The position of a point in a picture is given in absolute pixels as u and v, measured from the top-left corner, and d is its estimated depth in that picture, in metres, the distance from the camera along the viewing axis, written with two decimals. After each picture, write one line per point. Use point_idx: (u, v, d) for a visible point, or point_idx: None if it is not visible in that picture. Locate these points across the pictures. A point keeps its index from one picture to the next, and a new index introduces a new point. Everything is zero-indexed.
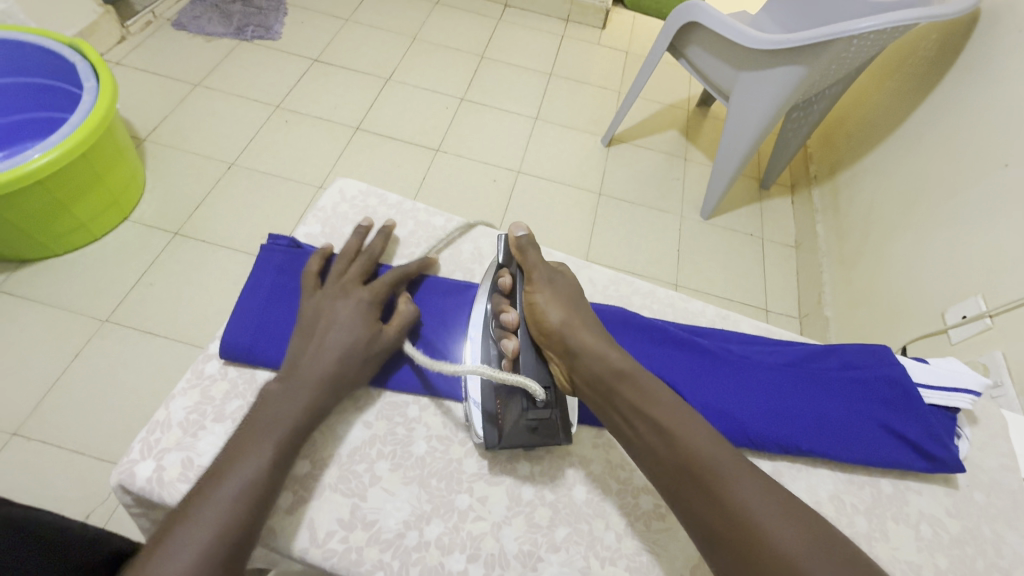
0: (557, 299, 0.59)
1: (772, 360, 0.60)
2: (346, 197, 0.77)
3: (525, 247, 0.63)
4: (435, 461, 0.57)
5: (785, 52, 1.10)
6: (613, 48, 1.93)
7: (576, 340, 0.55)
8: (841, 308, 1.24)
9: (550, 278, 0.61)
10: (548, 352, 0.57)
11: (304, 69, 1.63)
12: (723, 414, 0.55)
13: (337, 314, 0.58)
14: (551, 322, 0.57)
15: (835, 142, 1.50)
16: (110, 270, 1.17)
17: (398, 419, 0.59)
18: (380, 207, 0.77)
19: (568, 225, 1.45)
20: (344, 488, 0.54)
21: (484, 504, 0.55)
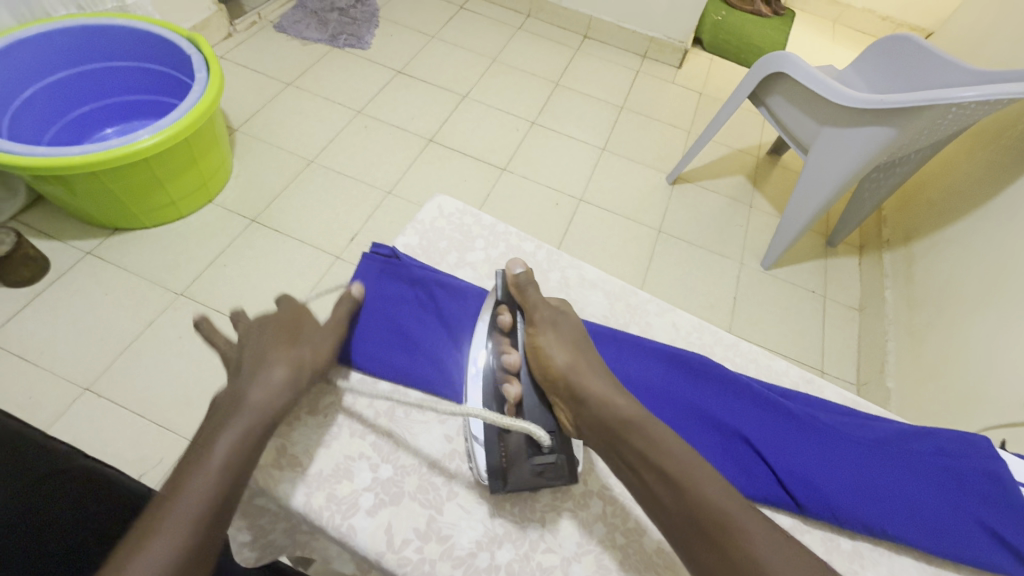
0: (565, 341, 0.54)
1: (862, 435, 0.56)
2: (445, 214, 0.73)
3: (524, 286, 0.58)
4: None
5: (877, 112, 1.07)
6: (687, 88, 1.93)
7: (579, 384, 0.50)
8: (905, 381, 1.18)
9: (552, 319, 0.56)
10: (553, 398, 0.52)
11: (387, 80, 1.71)
12: (806, 482, 0.52)
13: (279, 322, 0.52)
14: (556, 366, 0.52)
15: (912, 209, 1.45)
16: (190, 247, 1.24)
17: None
18: (475, 227, 0.73)
19: (624, 258, 1.44)
20: (422, 498, 0.52)
21: (556, 536, 0.52)
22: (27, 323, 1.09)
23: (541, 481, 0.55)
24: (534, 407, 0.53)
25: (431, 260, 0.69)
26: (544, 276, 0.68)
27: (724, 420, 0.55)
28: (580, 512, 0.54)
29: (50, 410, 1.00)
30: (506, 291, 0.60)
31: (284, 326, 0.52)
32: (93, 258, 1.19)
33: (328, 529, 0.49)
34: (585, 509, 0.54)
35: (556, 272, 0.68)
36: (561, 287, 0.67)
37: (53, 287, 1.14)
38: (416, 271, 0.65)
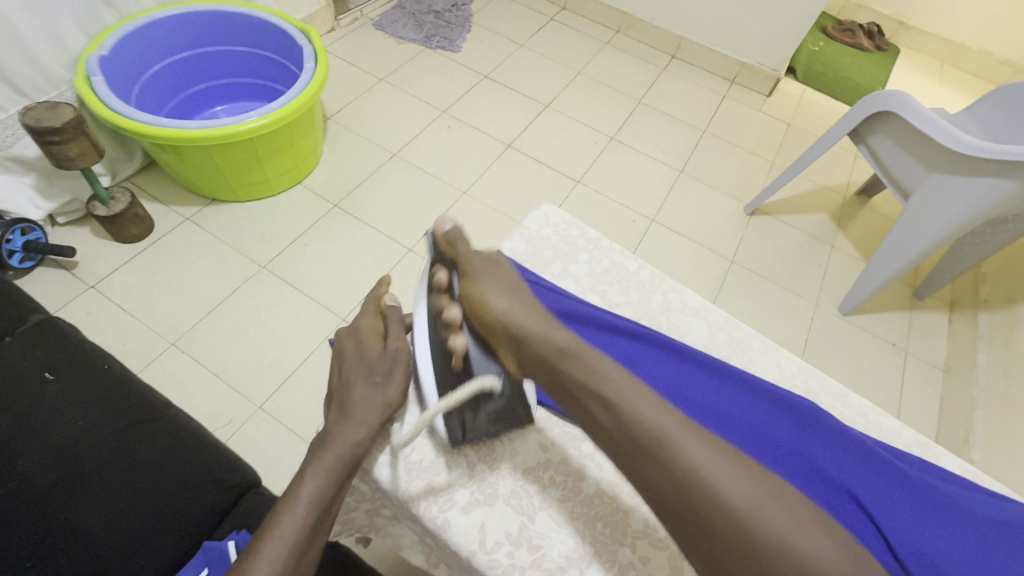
0: (497, 285, 0.53)
1: (984, 513, 0.46)
2: (550, 222, 0.68)
3: (455, 240, 0.55)
4: (601, 505, 0.51)
5: (999, 163, 1.00)
6: (775, 118, 1.87)
7: (517, 323, 0.49)
8: (993, 455, 1.09)
9: (483, 269, 0.54)
10: (494, 343, 0.52)
11: (474, 83, 1.75)
12: (921, 559, 0.42)
13: (344, 353, 0.53)
14: (495, 311, 0.50)
15: (1020, 269, 1.34)
16: (276, 224, 1.32)
17: (572, 452, 0.55)
18: (581, 241, 0.67)
19: (691, 284, 1.41)
20: (515, 503, 0.51)
21: (645, 567, 0.48)
22: (128, 276, 1.18)
23: (633, 505, 0.52)
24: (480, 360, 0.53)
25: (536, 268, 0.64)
26: (645, 296, 0.64)
27: (832, 474, 0.48)
28: (671, 545, 0.50)
29: (139, 359, 1.08)
30: (438, 247, 0.57)
31: (351, 358, 0.53)
32: (191, 224, 1.28)
33: (424, 519, 0.48)
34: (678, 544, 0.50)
35: (659, 295, 0.64)
36: (662, 311, 0.63)
37: (154, 246, 1.23)
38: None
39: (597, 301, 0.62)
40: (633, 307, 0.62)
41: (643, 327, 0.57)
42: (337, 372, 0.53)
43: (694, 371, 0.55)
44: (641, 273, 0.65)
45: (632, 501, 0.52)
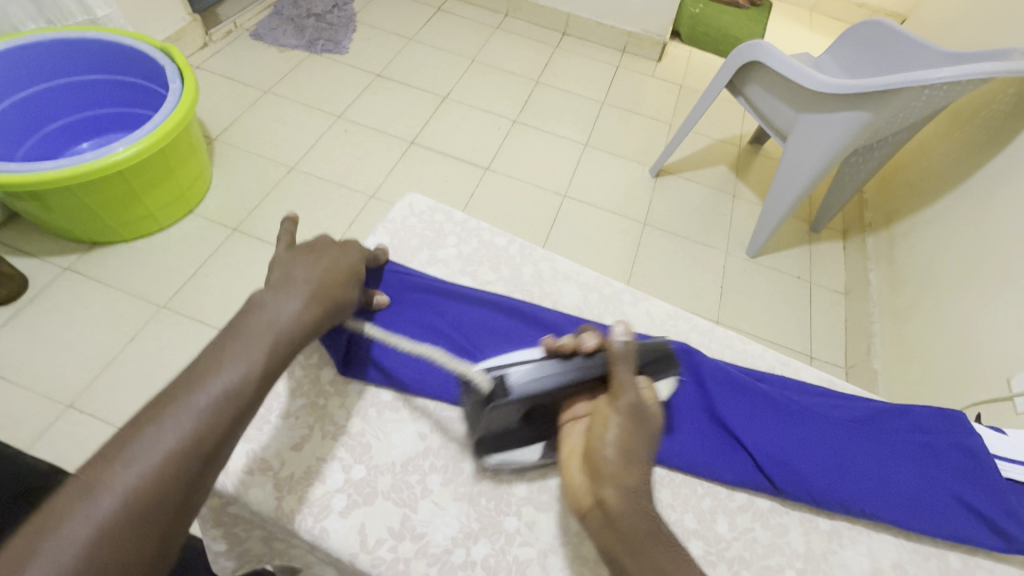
0: (631, 432, 0.43)
1: (837, 415, 0.51)
2: (415, 212, 0.66)
3: (622, 356, 0.45)
4: (484, 479, 0.50)
5: (851, 96, 1.08)
6: (667, 81, 1.94)
7: (609, 481, 0.40)
8: (891, 363, 1.20)
9: (631, 410, 0.43)
10: (583, 470, 0.43)
11: (367, 84, 1.70)
12: (784, 464, 0.48)
13: (330, 255, 0.51)
14: (607, 461, 0.41)
15: (892, 191, 1.47)
16: (170, 259, 1.23)
17: (451, 435, 0.52)
18: (447, 225, 0.66)
19: (609, 251, 1.45)
20: (395, 497, 0.48)
21: (531, 531, 0.48)
22: (5, 343, 1.07)
23: (516, 474, 0.50)
24: (530, 379, 0.44)
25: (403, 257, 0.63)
26: (516, 269, 0.64)
27: (700, 404, 0.51)
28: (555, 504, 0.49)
29: (33, 429, 0.99)
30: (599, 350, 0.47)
31: (320, 253, 0.50)
32: (73, 273, 1.18)
33: (301, 532, 0.45)
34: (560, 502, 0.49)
35: (530, 266, 0.64)
36: (534, 281, 0.63)
37: (31, 305, 1.12)
38: (394, 277, 0.58)
39: (468, 281, 0.61)
40: (505, 282, 0.62)
41: (521, 303, 0.58)
42: (298, 257, 0.49)
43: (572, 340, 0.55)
44: (511, 247, 0.65)
45: (515, 469, 0.50)
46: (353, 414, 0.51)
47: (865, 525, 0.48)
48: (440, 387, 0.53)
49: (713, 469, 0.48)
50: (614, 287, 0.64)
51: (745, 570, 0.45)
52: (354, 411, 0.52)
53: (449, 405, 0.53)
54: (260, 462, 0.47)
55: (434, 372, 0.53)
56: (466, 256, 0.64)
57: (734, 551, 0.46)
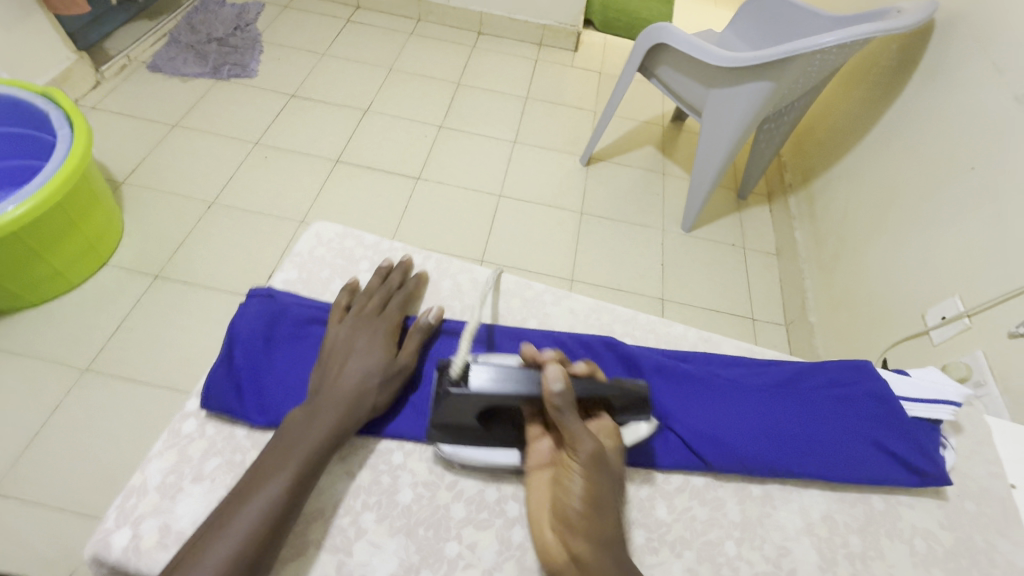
0: (596, 481, 0.43)
1: (758, 382, 0.54)
2: (322, 240, 0.64)
3: (563, 407, 0.42)
4: (421, 508, 0.47)
5: (753, 68, 1.13)
6: (586, 69, 1.97)
7: (583, 535, 0.41)
8: (824, 313, 1.27)
9: (592, 461, 0.42)
10: (557, 525, 0.43)
11: (282, 105, 1.64)
12: (715, 440, 0.49)
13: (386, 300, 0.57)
14: (576, 517, 0.42)
15: (805, 151, 1.55)
16: (87, 318, 1.15)
17: (380, 467, 0.49)
18: (358, 249, 0.64)
19: (550, 244, 1.46)
20: (328, 544, 0.45)
21: (474, 553, 0.46)
22: None
23: (454, 495, 0.49)
24: (491, 378, 0.45)
25: (314, 290, 0.60)
26: (435, 285, 0.63)
27: None
28: (496, 519, 0.48)
29: None
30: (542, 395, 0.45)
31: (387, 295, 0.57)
32: None
33: None
34: (501, 517, 0.48)
35: (447, 280, 0.63)
36: (453, 294, 0.62)
37: None
38: (301, 310, 0.55)
39: None
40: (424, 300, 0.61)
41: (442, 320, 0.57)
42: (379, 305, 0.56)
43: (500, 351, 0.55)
44: (426, 264, 0.64)
45: (450, 492, 0.49)
46: None
47: (794, 483, 0.51)
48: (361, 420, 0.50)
49: (651, 456, 0.49)
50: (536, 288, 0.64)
51: (688, 550, 0.46)
52: None
53: (376, 437, 0.51)
54: (174, 535, 0.43)
55: None
56: None
57: (676, 533, 0.47)
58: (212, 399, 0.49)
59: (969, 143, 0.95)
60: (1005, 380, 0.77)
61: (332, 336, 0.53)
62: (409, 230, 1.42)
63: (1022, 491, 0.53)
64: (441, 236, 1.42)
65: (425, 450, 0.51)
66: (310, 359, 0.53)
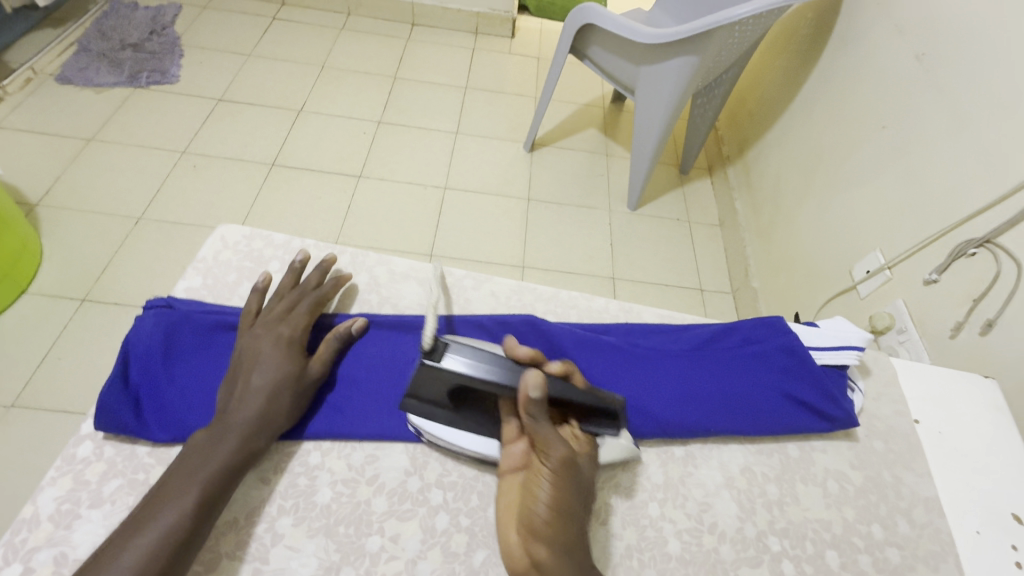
0: (560, 488, 0.42)
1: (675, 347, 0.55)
2: (229, 244, 0.62)
3: (536, 414, 0.42)
4: (341, 505, 0.46)
5: (676, 44, 1.15)
6: (524, 56, 1.96)
7: (544, 541, 0.40)
8: (766, 279, 1.31)
9: (559, 466, 0.42)
10: (521, 531, 0.42)
11: (209, 111, 1.57)
12: (636, 408, 0.51)
13: (291, 302, 0.55)
14: (540, 524, 0.41)
15: (738, 123, 1.59)
16: (9, 351, 1.07)
17: (295, 470, 0.48)
18: (267, 251, 0.62)
19: (499, 233, 1.45)
20: (243, 555, 0.44)
21: (397, 545, 0.45)
22: None
23: (375, 490, 0.48)
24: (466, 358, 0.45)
25: (222, 297, 0.58)
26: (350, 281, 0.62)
27: None
28: (420, 508, 0.47)
29: None
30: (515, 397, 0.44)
31: (293, 297, 0.55)
32: None
33: None
34: (423, 505, 0.47)
35: (363, 274, 0.62)
36: (371, 289, 0.61)
37: None
38: (203, 318, 0.53)
39: None
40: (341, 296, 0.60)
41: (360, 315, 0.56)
42: (284, 307, 0.54)
43: (420, 341, 0.56)
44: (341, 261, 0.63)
45: (371, 487, 0.48)
46: None
47: (715, 440, 0.53)
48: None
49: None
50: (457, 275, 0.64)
51: (612, 517, 0.47)
52: None
53: (291, 439, 0.49)
54: (71, 566, 0.41)
55: None
56: None
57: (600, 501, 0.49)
58: (105, 421, 0.46)
59: (880, 104, 0.99)
60: (922, 325, 0.82)
61: (239, 343, 0.51)
62: (354, 230, 1.39)
63: (925, 425, 0.56)
64: (388, 234, 1.40)
65: (345, 448, 0.50)
66: (216, 369, 0.52)
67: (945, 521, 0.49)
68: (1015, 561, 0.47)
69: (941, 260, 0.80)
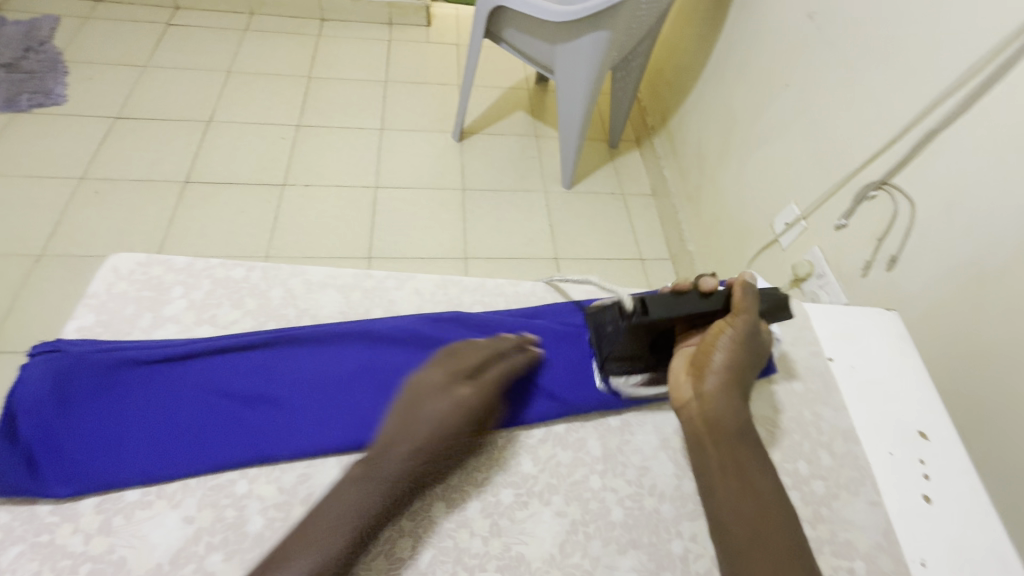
0: (735, 350, 0.51)
1: None
2: (123, 274, 0.58)
3: (744, 296, 0.53)
4: (276, 530, 0.46)
5: (587, 20, 1.16)
6: (443, 43, 1.92)
7: (714, 383, 0.50)
8: (699, 242, 1.37)
9: (743, 334, 0.52)
10: (692, 375, 0.51)
11: (106, 131, 1.45)
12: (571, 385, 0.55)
13: None
14: (716, 363, 0.50)
15: (659, 93, 1.63)
16: None
17: (225, 502, 0.47)
18: (166, 276, 0.59)
19: (437, 227, 1.43)
20: None
21: None
22: None
23: (311, 509, 0.47)
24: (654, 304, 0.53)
25: (119, 331, 0.54)
26: (263, 296, 0.59)
27: None
28: None
29: None
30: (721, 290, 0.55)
31: None
32: None
33: None
34: None
35: (278, 287, 0.60)
36: (287, 302, 0.59)
37: None
38: (96, 356, 0.49)
39: (207, 330, 0.56)
40: (256, 314, 0.58)
41: (281, 330, 0.54)
42: None
43: (347, 348, 0.55)
44: (250, 276, 0.60)
45: (306, 507, 0.47)
46: (90, 536, 0.44)
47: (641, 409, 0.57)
48: (190, 462, 0.47)
49: (497, 417, 0.52)
50: (379, 277, 0.63)
51: (556, 496, 0.50)
52: (93, 530, 0.44)
53: (211, 473, 0.48)
54: None
55: (171, 450, 0.47)
56: (221, 316, 0.57)
57: (542, 482, 0.51)
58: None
59: (782, 62, 1.04)
60: (837, 268, 0.87)
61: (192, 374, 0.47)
62: (285, 241, 1.34)
63: (837, 362, 0.60)
64: (322, 241, 1.35)
65: (273, 471, 0.49)
66: (118, 410, 0.48)
67: (859, 448, 0.54)
68: (923, 474, 0.52)
69: (848, 205, 0.86)
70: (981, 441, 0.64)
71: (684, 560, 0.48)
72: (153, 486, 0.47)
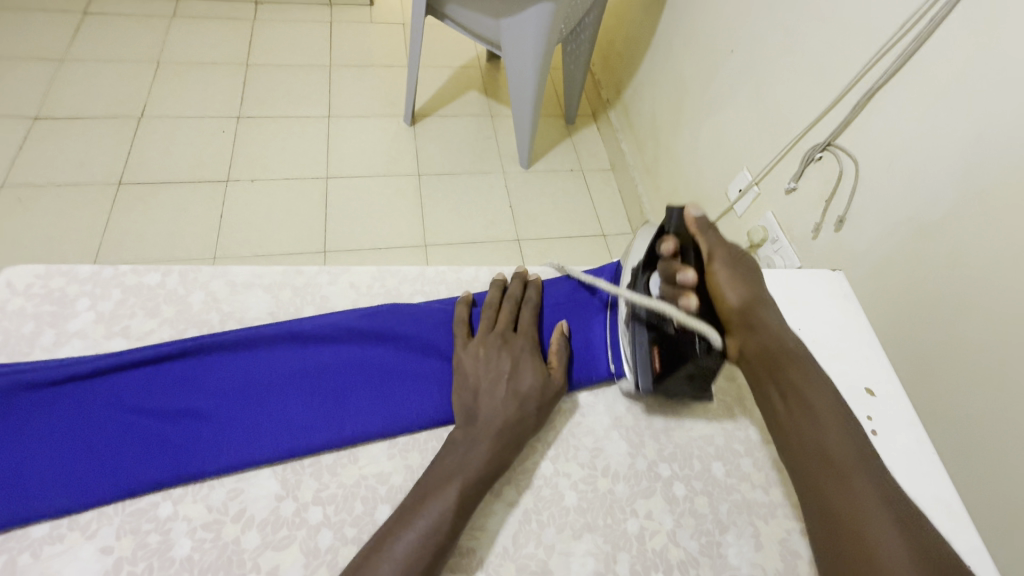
0: (734, 273, 0.55)
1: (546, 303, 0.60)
2: (18, 288, 0.54)
3: (702, 229, 0.57)
4: (207, 552, 0.43)
5: None
6: (388, 23, 1.84)
7: (744, 314, 0.53)
8: (659, 213, 1.37)
9: (729, 256, 0.56)
10: (719, 306, 0.54)
11: (23, 133, 1.34)
12: None
13: None
14: (733, 291, 0.54)
15: (611, 65, 1.61)
16: None
17: (147, 527, 0.44)
18: (69, 287, 0.55)
19: (393, 215, 1.39)
20: None
21: None
22: None
23: (243, 526, 0.45)
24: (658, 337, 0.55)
25: (17, 351, 0.51)
26: (183, 301, 0.56)
27: (430, 354, 0.55)
28: (299, 530, 0.45)
29: None
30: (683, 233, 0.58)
31: None
32: None
33: None
34: (303, 527, 0.45)
35: (198, 292, 0.57)
36: (209, 307, 0.56)
37: None
38: None
39: (121, 343, 0.52)
40: (176, 322, 0.54)
41: (200, 338, 0.51)
42: None
43: (275, 352, 0.52)
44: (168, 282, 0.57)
45: (238, 524, 0.45)
46: None
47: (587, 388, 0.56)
48: (100, 488, 0.44)
49: (436, 412, 0.51)
50: (312, 273, 0.60)
51: (506, 488, 0.49)
52: None
53: (128, 498, 0.45)
54: None
55: (81, 477, 0.44)
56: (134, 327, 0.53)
57: None
58: None
59: (727, 26, 1.03)
60: (789, 232, 0.88)
61: None
62: (232, 240, 1.28)
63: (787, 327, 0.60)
64: (272, 237, 1.30)
65: (201, 489, 0.46)
66: (19, 439, 0.45)
67: None
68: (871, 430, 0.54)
69: (796, 167, 0.86)
70: (927, 393, 0.66)
71: (640, 538, 0.48)
72: (63, 519, 0.44)
